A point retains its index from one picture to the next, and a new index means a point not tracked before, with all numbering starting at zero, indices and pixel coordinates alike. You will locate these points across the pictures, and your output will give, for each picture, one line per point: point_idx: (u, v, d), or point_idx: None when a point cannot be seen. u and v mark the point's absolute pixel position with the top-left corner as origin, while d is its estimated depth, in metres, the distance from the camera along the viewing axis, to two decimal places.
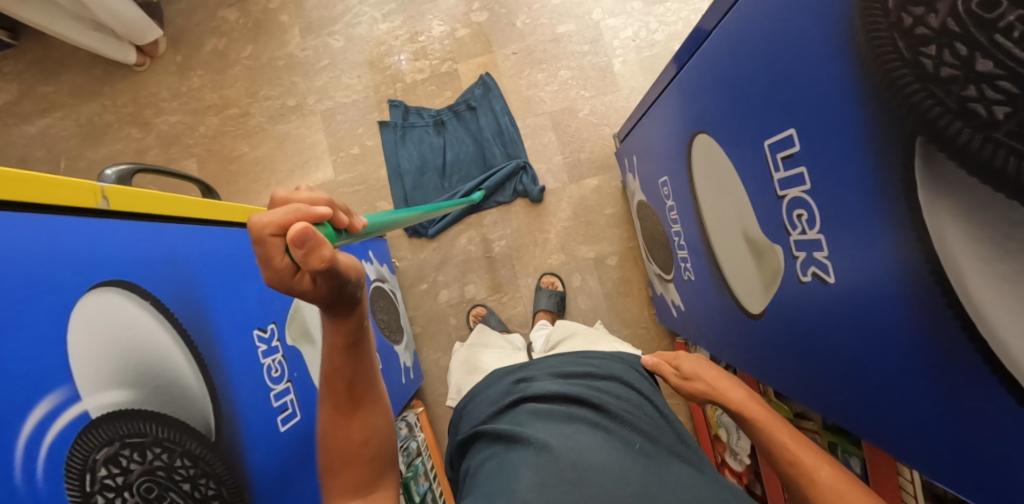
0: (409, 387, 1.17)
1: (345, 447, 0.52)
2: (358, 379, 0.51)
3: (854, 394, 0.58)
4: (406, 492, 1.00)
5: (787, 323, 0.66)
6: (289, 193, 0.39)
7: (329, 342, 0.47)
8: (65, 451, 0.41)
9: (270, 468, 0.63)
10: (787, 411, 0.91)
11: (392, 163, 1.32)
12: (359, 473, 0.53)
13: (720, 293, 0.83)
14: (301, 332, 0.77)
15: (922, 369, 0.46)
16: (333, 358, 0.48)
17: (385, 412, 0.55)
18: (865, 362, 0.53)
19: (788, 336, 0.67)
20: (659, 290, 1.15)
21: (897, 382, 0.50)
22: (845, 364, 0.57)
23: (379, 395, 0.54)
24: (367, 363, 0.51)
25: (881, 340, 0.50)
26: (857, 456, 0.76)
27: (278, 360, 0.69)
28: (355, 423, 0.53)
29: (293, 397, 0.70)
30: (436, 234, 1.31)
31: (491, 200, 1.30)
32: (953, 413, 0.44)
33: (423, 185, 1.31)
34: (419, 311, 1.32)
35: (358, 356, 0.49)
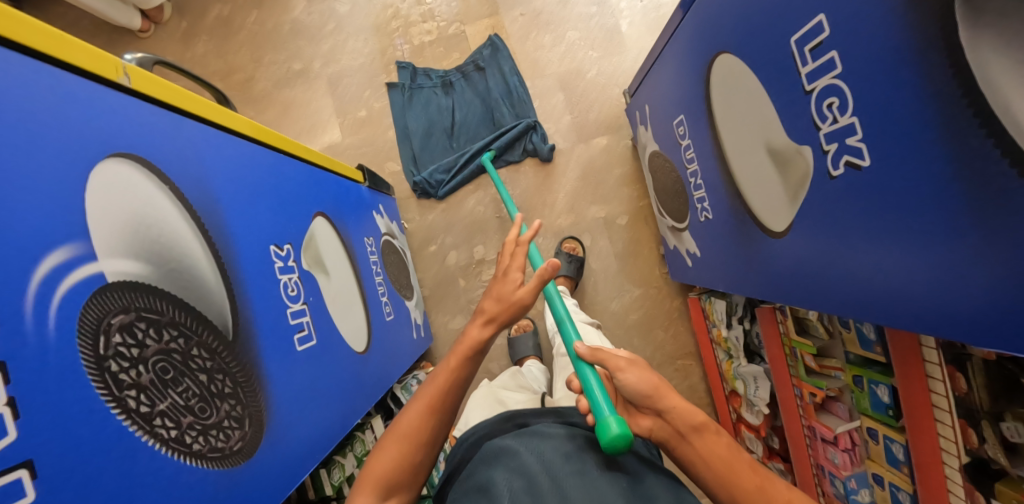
0: (420, 344, 1.14)
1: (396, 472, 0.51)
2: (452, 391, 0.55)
3: (880, 295, 0.56)
4: None
5: (811, 235, 0.64)
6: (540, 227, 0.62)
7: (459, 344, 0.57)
8: (79, 306, 0.38)
9: (287, 382, 0.61)
10: (809, 348, 0.87)
11: (399, 124, 1.30)
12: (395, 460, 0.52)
13: (740, 224, 0.81)
14: (315, 261, 0.76)
15: (967, 233, 0.44)
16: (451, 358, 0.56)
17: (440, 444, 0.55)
18: (897, 251, 0.52)
19: (811, 250, 0.65)
20: (672, 243, 1.13)
21: (934, 260, 0.48)
22: (872, 260, 0.56)
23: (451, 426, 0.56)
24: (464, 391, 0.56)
25: (916, 217, 0.48)
26: (885, 384, 0.76)
27: (294, 280, 0.68)
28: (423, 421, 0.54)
29: (308, 319, 0.69)
30: (445, 195, 1.28)
31: (501, 160, 1.28)
32: (1004, 276, 0.42)
33: (431, 147, 1.30)
34: (427, 273, 1.28)
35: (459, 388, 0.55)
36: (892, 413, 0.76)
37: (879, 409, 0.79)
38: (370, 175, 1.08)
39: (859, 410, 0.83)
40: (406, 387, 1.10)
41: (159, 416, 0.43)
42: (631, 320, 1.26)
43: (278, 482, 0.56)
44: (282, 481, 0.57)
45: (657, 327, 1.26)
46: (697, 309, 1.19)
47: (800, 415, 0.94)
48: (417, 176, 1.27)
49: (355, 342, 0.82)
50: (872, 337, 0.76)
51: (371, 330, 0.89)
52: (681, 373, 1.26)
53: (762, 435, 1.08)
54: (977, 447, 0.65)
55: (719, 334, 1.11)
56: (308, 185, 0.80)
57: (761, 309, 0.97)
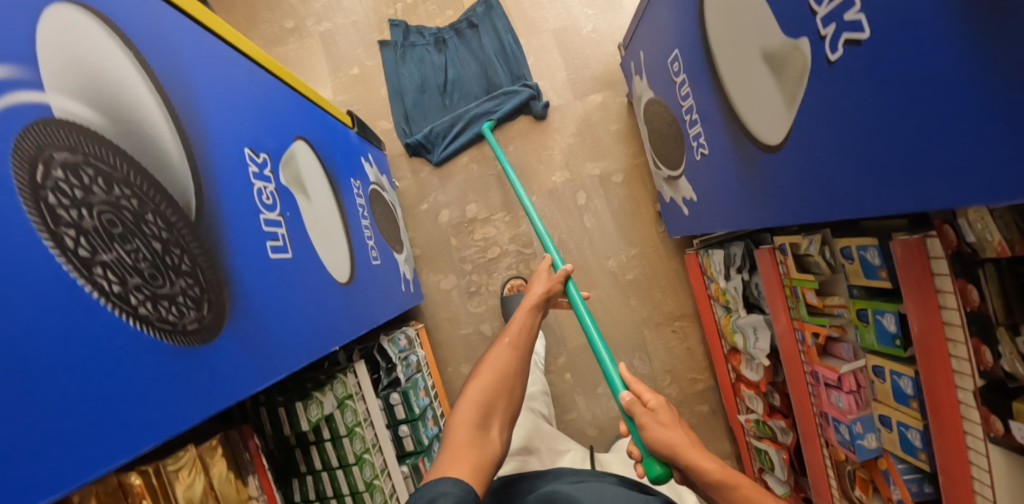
0: (410, 298, 1.10)
1: (491, 393, 0.74)
2: (519, 340, 0.83)
3: (872, 199, 0.54)
4: (405, 403, 1.00)
5: (810, 146, 0.61)
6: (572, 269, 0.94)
7: (523, 318, 0.87)
8: (18, 124, 0.35)
9: (255, 281, 0.58)
10: (811, 283, 0.83)
11: (392, 82, 1.25)
12: (482, 398, 0.73)
13: (737, 150, 0.78)
14: (295, 180, 0.73)
15: (957, 108, 0.41)
16: (523, 317, 0.87)
17: (513, 394, 0.77)
18: (894, 142, 0.49)
19: (809, 162, 0.62)
20: (668, 195, 1.10)
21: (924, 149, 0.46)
22: (869, 157, 0.53)
23: (519, 377, 0.80)
24: (525, 353, 0.83)
25: (912, 97, 0.45)
26: (891, 313, 0.73)
27: (270, 189, 0.66)
28: (497, 362, 0.79)
29: (284, 231, 0.66)
30: (440, 161, 1.24)
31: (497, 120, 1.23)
32: (992, 150, 0.39)
33: (425, 106, 1.25)
34: (418, 232, 1.24)
35: (526, 333, 0.85)
36: (900, 343, 0.73)
37: (886, 342, 0.75)
38: (359, 122, 1.05)
39: (861, 345, 0.80)
40: (393, 340, 1.05)
41: (101, 266, 0.40)
42: (628, 280, 1.22)
43: (244, 379, 0.52)
44: (249, 378, 0.52)
45: (655, 288, 1.22)
46: (693, 265, 1.14)
47: (802, 360, 0.90)
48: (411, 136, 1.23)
49: (337, 271, 0.79)
50: (877, 262, 0.72)
51: (357, 266, 0.87)
52: (680, 334, 1.22)
53: (762, 392, 1.04)
54: (993, 367, 0.62)
55: (717, 287, 1.08)
56: (290, 108, 0.78)
57: (758, 251, 0.93)
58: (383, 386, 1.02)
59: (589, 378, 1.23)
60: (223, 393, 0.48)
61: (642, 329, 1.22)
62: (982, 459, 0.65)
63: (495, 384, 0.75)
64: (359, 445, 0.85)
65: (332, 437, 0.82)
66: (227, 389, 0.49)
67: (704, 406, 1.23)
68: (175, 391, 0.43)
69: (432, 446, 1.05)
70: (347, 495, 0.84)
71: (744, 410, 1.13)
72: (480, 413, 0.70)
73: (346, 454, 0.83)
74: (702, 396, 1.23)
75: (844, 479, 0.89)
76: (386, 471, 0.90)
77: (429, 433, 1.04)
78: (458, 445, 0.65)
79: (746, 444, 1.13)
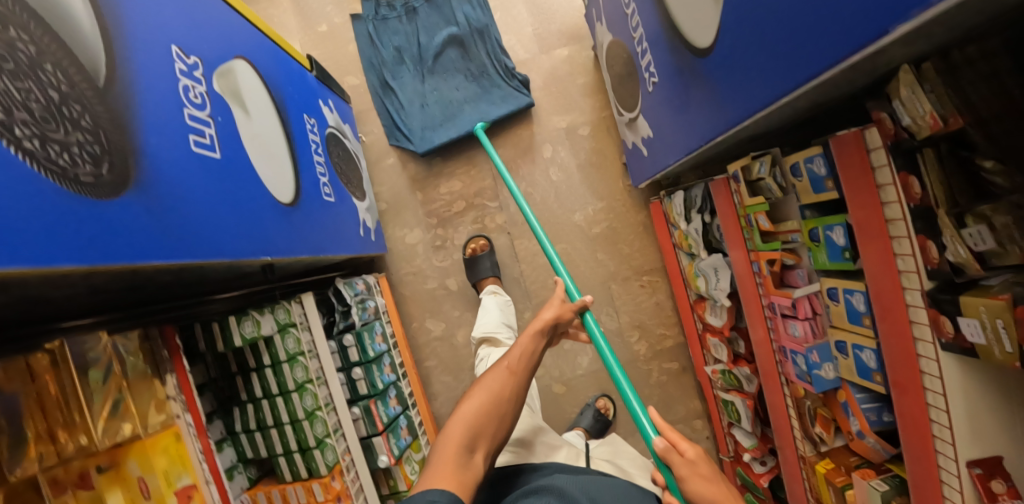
0: (370, 245, 1.09)
1: (479, 418, 0.70)
2: (519, 364, 0.76)
3: (791, 75, 0.53)
4: (359, 344, 0.99)
5: (738, 38, 0.60)
6: (589, 301, 0.86)
7: (525, 342, 0.79)
8: None
9: (170, 166, 0.58)
10: (762, 206, 0.81)
11: (369, 61, 1.22)
12: (472, 419, 0.69)
13: (681, 67, 0.76)
14: (232, 92, 0.73)
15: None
16: (527, 341, 0.78)
17: (508, 416, 0.73)
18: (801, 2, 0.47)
19: (738, 56, 0.61)
20: (629, 140, 1.08)
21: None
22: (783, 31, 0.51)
23: (518, 399, 0.75)
24: (525, 375, 0.76)
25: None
26: (839, 225, 0.70)
27: (199, 91, 0.66)
28: (494, 385, 0.73)
29: (211, 132, 0.66)
30: (427, 155, 1.19)
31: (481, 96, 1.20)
32: None
33: (405, 83, 1.21)
34: (384, 187, 1.24)
35: (529, 356, 0.77)
36: (849, 255, 0.70)
37: (837, 258, 0.72)
38: (319, 67, 1.04)
39: (814, 267, 0.77)
40: (349, 283, 1.03)
41: None
42: (594, 233, 1.21)
43: (147, 247, 0.51)
44: (153, 248, 0.52)
45: (622, 242, 1.21)
46: (658, 213, 1.13)
47: (760, 292, 0.87)
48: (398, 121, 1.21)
49: (279, 192, 0.79)
50: (823, 172, 0.70)
51: (304, 192, 0.86)
52: (648, 290, 1.21)
53: (726, 338, 1.02)
54: (939, 263, 0.58)
55: (679, 233, 1.06)
56: (233, 27, 0.78)
57: (715, 183, 0.91)
58: (338, 327, 1.01)
59: None
60: (120, 250, 0.48)
61: (610, 284, 1.21)
62: (933, 365, 0.62)
63: (485, 408, 0.71)
64: (301, 374, 0.82)
65: (273, 362, 0.81)
66: (125, 250, 0.48)
67: (673, 364, 1.21)
68: (61, 228, 0.42)
69: (388, 391, 1.03)
70: (287, 423, 0.82)
71: (711, 361, 1.10)
72: (469, 435, 0.67)
73: (287, 380, 0.81)
74: (671, 353, 1.20)
75: (805, 417, 0.86)
76: (331, 404, 0.88)
77: (385, 378, 1.02)
78: (442, 467, 0.62)
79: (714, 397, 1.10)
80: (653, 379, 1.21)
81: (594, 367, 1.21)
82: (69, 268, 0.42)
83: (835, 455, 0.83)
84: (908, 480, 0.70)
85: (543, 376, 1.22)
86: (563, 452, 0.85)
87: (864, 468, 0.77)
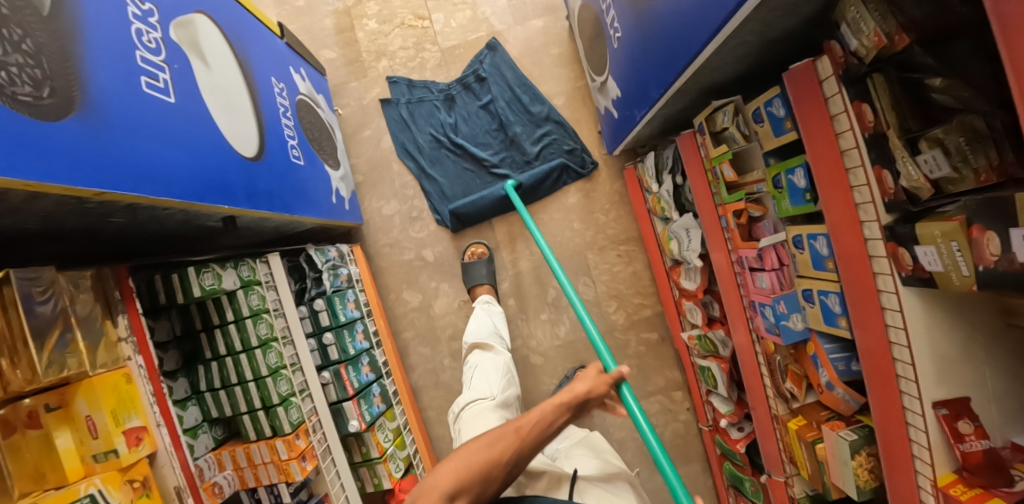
0: (342, 213, 1.09)
1: (464, 481, 0.61)
2: (532, 431, 0.67)
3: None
4: (329, 309, 0.99)
5: None
6: (626, 372, 0.78)
7: (543, 414, 0.69)
8: None
9: (120, 103, 0.58)
10: (727, 156, 0.80)
11: (407, 144, 1.21)
12: (457, 474, 0.62)
13: (641, 13, 0.76)
14: (192, 43, 0.74)
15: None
16: (541, 418, 0.68)
17: (499, 483, 0.63)
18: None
19: None
20: (602, 105, 1.08)
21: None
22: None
23: (517, 472, 0.65)
24: (538, 447, 0.67)
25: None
26: (800, 167, 0.69)
27: (154, 37, 0.67)
28: (494, 447, 0.64)
29: (167, 78, 0.67)
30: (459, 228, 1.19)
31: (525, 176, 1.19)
32: None
33: (444, 166, 1.20)
34: (360, 158, 1.23)
35: (548, 425, 0.68)
36: (810, 197, 0.68)
37: (797, 201, 0.71)
38: (288, 34, 1.04)
39: (778, 215, 0.76)
40: (321, 250, 1.03)
41: None
42: (570, 202, 1.20)
43: (87, 174, 0.51)
44: (94, 177, 0.52)
45: (599, 211, 1.20)
46: (632, 179, 1.12)
47: (729, 248, 0.86)
48: (440, 204, 1.20)
49: (242, 146, 0.79)
50: (782, 113, 0.68)
51: (269, 150, 0.86)
52: (625, 259, 1.19)
53: (701, 302, 1.00)
54: (895, 194, 0.57)
55: (652, 197, 1.05)
56: None
57: (682, 138, 0.90)
58: (308, 292, 1.00)
59: (534, 304, 1.21)
60: (58, 173, 0.48)
61: (586, 252, 1.20)
62: (893, 300, 0.60)
63: (475, 469, 0.62)
64: (265, 330, 0.82)
65: (236, 319, 0.80)
66: (64, 175, 0.48)
67: (652, 335, 1.19)
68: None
69: (360, 358, 1.02)
70: (251, 381, 0.81)
71: (687, 328, 1.09)
72: (449, 488, 0.60)
73: (249, 336, 0.80)
74: (650, 323, 1.19)
75: (776, 373, 0.84)
76: (297, 364, 0.87)
77: (357, 345, 1.01)
78: None
79: (692, 365, 1.09)
80: (632, 350, 1.19)
81: (572, 338, 1.20)
82: (3, 181, 0.42)
83: (806, 411, 0.81)
84: (875, 427, 0.68)
85: (521, 348, 1.20)
86: (544, 481, 0.77)
87: (834, 420, 0.75)
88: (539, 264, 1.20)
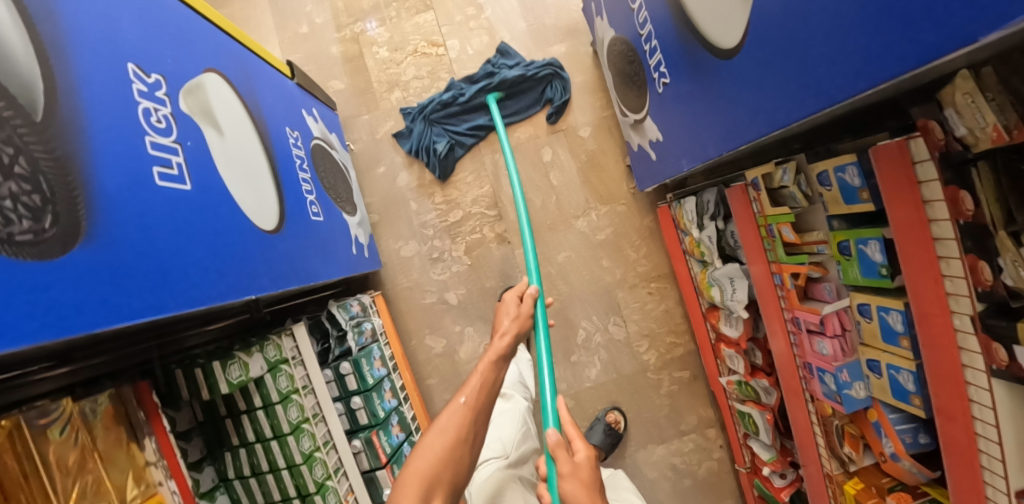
0: (362, 262, 1.02)
1: (440, 464, 0.65)
2: (476, 399, 0.73)
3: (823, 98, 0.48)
4: (356, 371, 0.93)
5: (763, 47, 0.53)
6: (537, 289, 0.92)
7: (484, 376, 0.76)
8: None
9: (133, 206, 0.50)
10: (787, 216, 0.75)
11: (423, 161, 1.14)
12: (425, 469, 0.64)
13: (695, 65, 0.69)
14: (203, 110, 0.66)
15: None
16: (477, 377, 0.75)
17: (467, 463, 0.68)
18: (842, 24, 0.41)
19: (762, 69, 0.55)
20: (635, 143, 1.02)
21: (874, 6, 0.37)
22: (819, 34, 0.44)
23: (476, 443, 0.71)
24: (484, 412, 0.74)
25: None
26: (875, 239, 0.64)
27: (163, 114, 0.58)
28: (450, 423, 0.69)
29: (180, 160, 0.59)
30: (446, 176, 1.14)
31: (519, 113, 1.15)
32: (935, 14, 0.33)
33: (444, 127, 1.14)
34: (375, 196, 1.16)
35: (487, 390, 0.74)
36: (887, 272, 0.64)
37: (871, 273, 0.67)
38: (297, 72, 0.95)
39: (845, 281, 0.72)
40: (344, 306, 0.97)
41: None
42: (599, 239, 1.15)
43: (101, 313, 0.43)
44: (108, 314, 0.44)
45: (628, 247, 1.15)
46: (667, 219, 1.07)
47: (783, 306, 0.83)
48: (431, 146, 1.12)
49: (262, 218, 0.72)
50: (857, 182, 0.64)
51: (288, 214, 0.79)
52: (656, 296, 1.16)
53: (743, 349, 0.97)
54: (993, 287, 0.52)
55: (691, 240, 1.00)
56: (200, 38, 0.70)
57: (732, 190, 0.85)
58: (333, 355, 0.94)
59: (562, 346, 1.17)
60: (67, 321, 0.40)
61: (614, 289, 1.16)
62: (985, 394, 0.56)
63: (444, 456, 0.66)
64: (296, 413, 0.76)
65: (265, 405, 0.74)
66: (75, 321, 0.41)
67: (684, 372, 1.17)
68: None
69: (390, 419, 0.97)
70: (284, 469, 0.76)
71: (726, 372, 1.06)
72: (426, 483, 0.63)
73: (280, 423, 0.74)
74: (682, 361, 1.16)
75: (832, 435, 0.82)
76: (330, 443, 0.82)
77: (385, 406, 0.96)
78: None
79: (730, 408, 1.06)
80: (664, 389, 1.17)
81: (603, 379, 1.17)
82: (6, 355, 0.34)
83: (864, 475, 0.79)
84: None
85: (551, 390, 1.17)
86: None
87: (899, 491, 0.73)
88: (568, 303, 1.16)
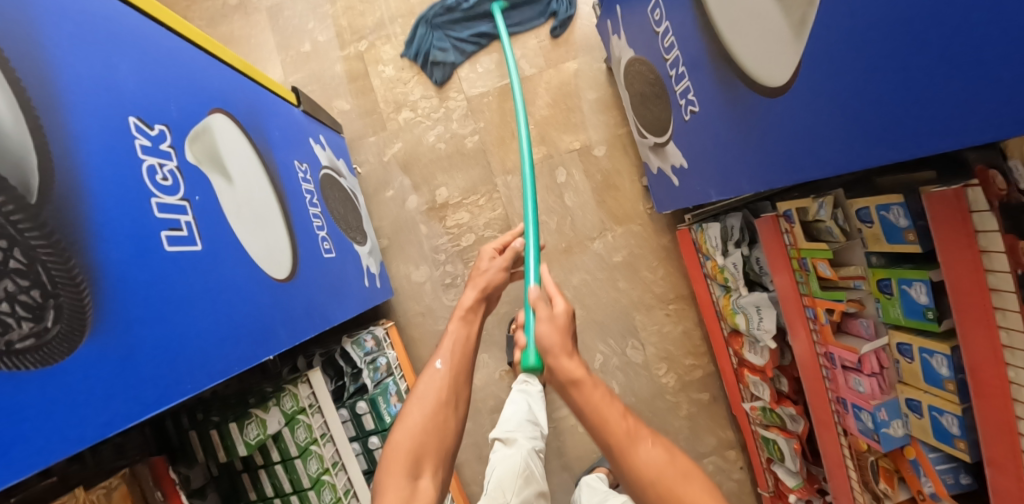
0: (375, 294, 0.98)
1: (423, 433, 0.54)
2: (456, 362, 0.63)
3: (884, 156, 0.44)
4: (373, 411, 0.89)
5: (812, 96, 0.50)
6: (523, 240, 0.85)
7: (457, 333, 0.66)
8: None
9: (142, 282, 0.46)
10: (825, 252, 0.72)
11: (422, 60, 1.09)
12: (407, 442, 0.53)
13: (731, 99, 0.65)
14: (210, 157, 0.61)
15: (996, 23, 0.30)
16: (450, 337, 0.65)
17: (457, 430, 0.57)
18: (912, 90, 0.38)
19: (811, 116, 0.51)
20: (655, 165, 0.99)
21: (953, 83, 0.34)
22: (874, 102, 0.42)
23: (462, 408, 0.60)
24: (465, 373, 0.63)
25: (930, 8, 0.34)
26: (920, 281, 0.61)
27: (169, 168, 0.53)
28: (426, 391, 0.58)
29: (189, 218, 0.54)
30: (445, 80, 1.10)
31: (523, 25, 1.11)
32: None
33: (445, 35, 1.10)
34: (384, 221, 1.12)
35: (462, 350, 0.64)
36: (933, 316, 0.61)
37: (915, 315, 0.64)
38: (302, 98, 0.91)
39: (886, 319, 0.69)
40: (358, 342, 0.94)
41: None
42: (615, 261, 1.12)
43: (107, 408, 0.41)
44: (117, 412, 0.42)
45: (645, 269, 1.12)
46: (687, 241, 1.05)
47: (815, 340, 0.81)
48: (433, 54, 1.08)
49: (274, 267, 0.68)
50: (902, 222, 0.60)
51: (300, 257, 0.75)
52: (674, 318, 1.13)
53: (768, 377, 0.95)
54: None
55: (713, 265, 0.98)
56: (202, 75, 0.64)
57: (764, 220, 0.83)
58: (349, 394, 0.91)
59: None
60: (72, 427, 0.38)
61: (632, 311, 1.13)
62: None
63: (427, 426, 0.55)
64: (316, 465, 0.73)
65: (283, 459, 0.71)
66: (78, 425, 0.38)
67: (703, 394, 1.15)
68: None
69: None
70: None
71: (749, 397, 1.04)
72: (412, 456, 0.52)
73: (300, 477, 0.71)
74: (702, 383, 1.14)
75: (866, 470, 0.80)
76: (350, 491, 0.79)
77: None
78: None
79: (753, 433, 1.05)
80: (683, 412, 1.15)
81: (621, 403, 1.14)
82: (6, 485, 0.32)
83: None
84: None
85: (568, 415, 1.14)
86: None
87: None
88: (585, 326, 1.13)
